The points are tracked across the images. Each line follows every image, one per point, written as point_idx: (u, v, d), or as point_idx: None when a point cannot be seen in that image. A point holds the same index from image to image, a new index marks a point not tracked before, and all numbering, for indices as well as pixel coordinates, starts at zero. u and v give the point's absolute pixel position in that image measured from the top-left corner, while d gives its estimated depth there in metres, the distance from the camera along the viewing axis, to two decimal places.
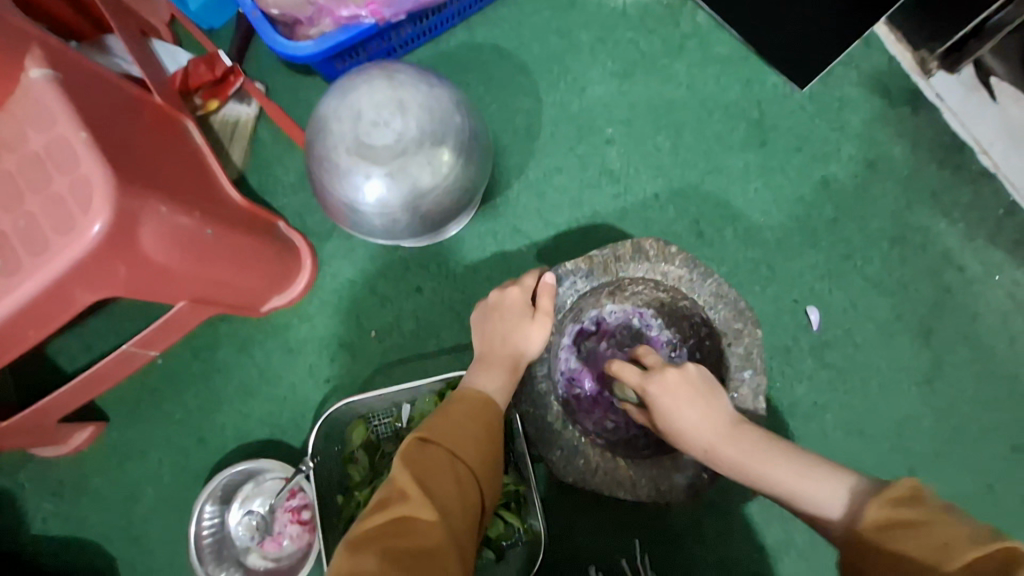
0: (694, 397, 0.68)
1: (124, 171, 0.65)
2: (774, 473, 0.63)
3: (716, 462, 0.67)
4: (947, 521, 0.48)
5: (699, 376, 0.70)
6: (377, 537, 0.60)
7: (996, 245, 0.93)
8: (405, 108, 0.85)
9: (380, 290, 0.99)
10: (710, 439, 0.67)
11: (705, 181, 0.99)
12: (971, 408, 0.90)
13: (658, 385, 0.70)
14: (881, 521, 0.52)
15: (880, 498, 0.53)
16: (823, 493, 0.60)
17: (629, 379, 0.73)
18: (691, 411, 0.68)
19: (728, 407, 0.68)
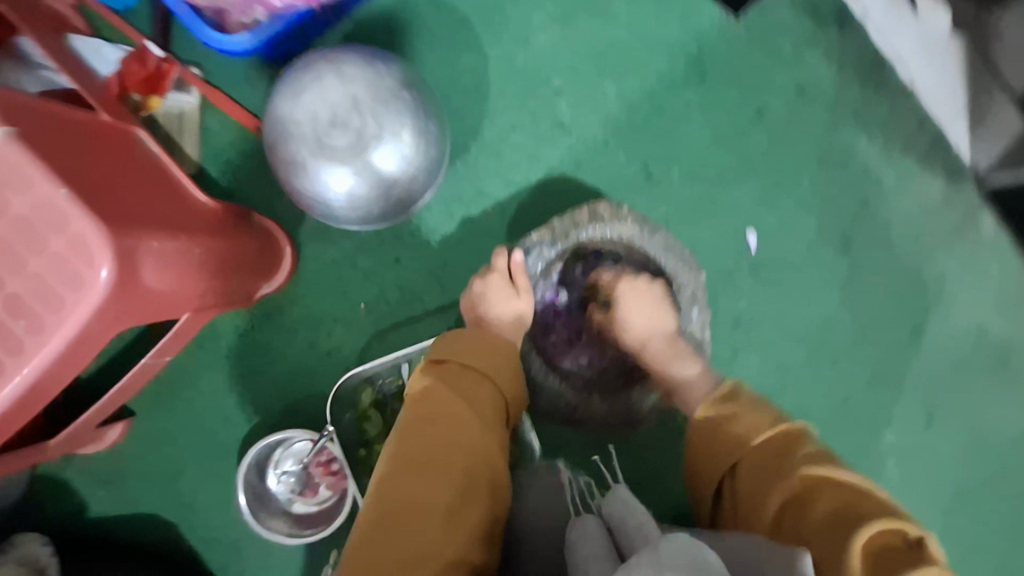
0: (655, 309, 0.86)
1: (110, 217, 0.71)
2: (674, 370, 0.84)
3: (644, 355, 0.87)
4: (750, 414, 0.74)
5: (664, 295, 0.87)
6: (416, 428, 0.67)
7: (908, 155, 1.12)
8: (359, 104, 0.86)
9: (361, 264, 1.10)
10: (645, 342, 0.86)
11: (651, 122, 1.11)
12: (866, 296, 1.12)
13: (628, 286, 0.87)
14: (718, 416, 0.75)
15: (709, 398, 0.79)
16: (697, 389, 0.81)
17: (604, 280, 0.90)
18: (646, 314, 0.86)
19: (675, 323, 0.86)
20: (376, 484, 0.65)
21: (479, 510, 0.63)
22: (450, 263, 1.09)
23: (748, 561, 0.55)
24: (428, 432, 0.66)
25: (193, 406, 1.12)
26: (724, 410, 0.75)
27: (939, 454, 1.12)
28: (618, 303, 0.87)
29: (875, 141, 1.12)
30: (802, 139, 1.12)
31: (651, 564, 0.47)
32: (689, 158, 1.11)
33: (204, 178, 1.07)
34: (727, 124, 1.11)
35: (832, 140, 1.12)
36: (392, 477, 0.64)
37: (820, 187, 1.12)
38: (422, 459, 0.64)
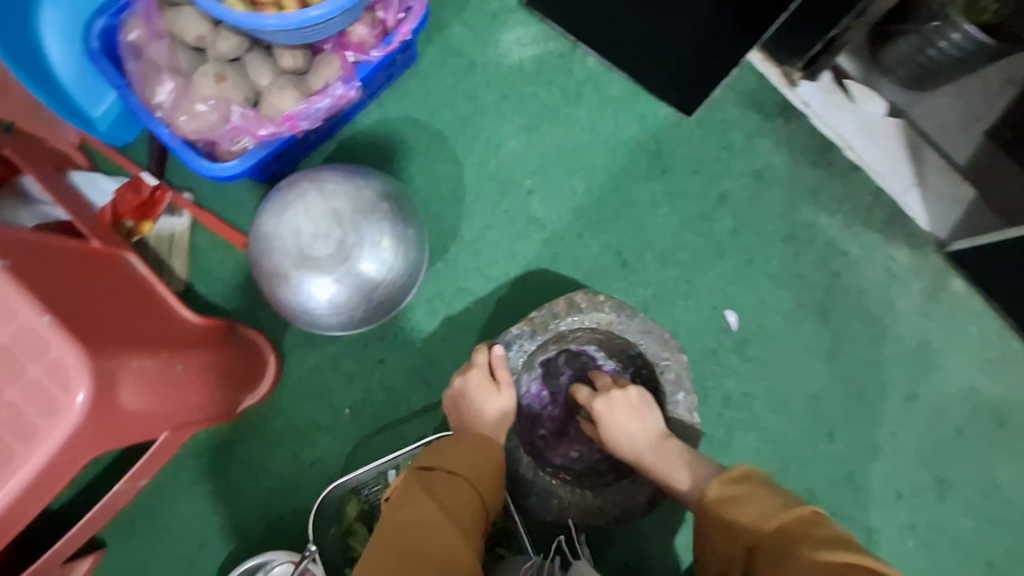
0: (637, 411, 0.85)
1: (93, 341, 0.72)
2: (673, 471, 0.80)
3: (641, 466, 0.83)
4: (761, 496, 0.69)
5: (641, 399, 0.85)
6: (389, 539, 0.65)
7: (868, 228, 1.17)
8: (339, 216, 0.91)
9: (346, 368, 1.09)
10: (636, 450, 0.83)
11: (621, 213, 1.17)
12: (853, 366, 1.12)
13: (604, 402, 0.86)
14: (722, 495, 0.72)
15: (721, 479, 0.74)
16: (684, 480, 0.78)
17: (581, 395, 0.90)
18: (630, 423, 0.84)
19: (660, 425, 0.84)
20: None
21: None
22: (435, 361, 1.09)
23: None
24: (401, 542, 0.64)
25: (170, 531, 1.06)
26: (732, 491, 0.71)
27: (959, 529, 1.06)
28: (602, 420, 0.86)
29: (835, 217, 1.18)
30: (766, 219, 1.18)
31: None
32: (660, 243, 1.16)
33: (192, 294, 1.10)
34: (693, 210, 1.17)
35: (793, 219, 1.18)
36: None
37: (790, 263, 1.16)
38: (390, 571, 0.60)
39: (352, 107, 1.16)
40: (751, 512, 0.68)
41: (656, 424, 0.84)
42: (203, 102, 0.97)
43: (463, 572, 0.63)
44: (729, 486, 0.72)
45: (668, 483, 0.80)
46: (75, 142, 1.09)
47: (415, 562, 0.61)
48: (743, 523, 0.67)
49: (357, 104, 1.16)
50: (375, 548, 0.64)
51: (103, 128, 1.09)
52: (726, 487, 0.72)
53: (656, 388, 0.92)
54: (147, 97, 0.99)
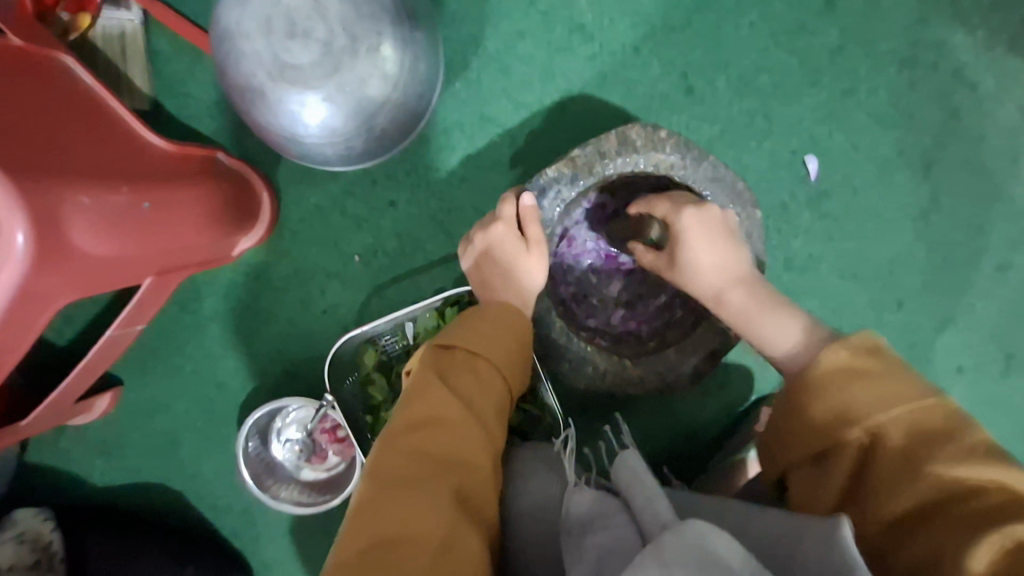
0: (722, 235, 0.69)
1: (21, 170, 0.59)
2: (766, 310, 0.67)
3: (721, 306, 0.70)
4: (889, 379, 0.54)
5: (730, 224, 0.70)
6: (399, 436, 0.56)
7: (1014, 51, 0.90)
8: (323, 7, 0.69)
9: (352, 211, 0.95)
10: (721, 282, 0.70)
11: (693, 21, 0.90)
12: (945, 229, 0.94)
13: (695, 213, 0.68)
14: (847, 368, 0.56)
15: (845, 344, 0.57)
16: (776, 328, 0.65)
17: (659, 209, 0.72)
18: (719, 252, 0.69)
19: (750, 261, 0.71)
20: (350, 509, 0.53)
21: (469, 544, 0.50)
22: (455, 207, 0.94)
23: (785, 543, 0.46)
24: (414, 441, 0.56)
25: (183, 372, 1.01)
26: (863, 364, 0.55)
27: (1016, 407, 0.98)
28: (681, 239, 0.69)
29: (975, 36, 0.90)
30: (881, 37, 0.91)
31: (654, 561, 0.41)
32: (739, 65, 0.91)
33: (159, 112, 0.90)
34: (788, 21, 0.90)
35: (918, 36, 0.90)
36: (369, 498, 0.52)
37: (900, 96, 0.92)
38: (401, 475, 0.53)
39: None
40: (874, 393, 0.54)
41: (747, 261, 0.71)
42: None
43: (480, 476, 0.56)
44: (857, 359, 0.56)
45: (758, 334, 0.66)
46: None
47: (422, 471, 0.54)
48: (863, 405, 0.53)
49: None
50: (382, 443, 0.56)
51: None
52: (850, 359, 0.56)
53: None
54: None
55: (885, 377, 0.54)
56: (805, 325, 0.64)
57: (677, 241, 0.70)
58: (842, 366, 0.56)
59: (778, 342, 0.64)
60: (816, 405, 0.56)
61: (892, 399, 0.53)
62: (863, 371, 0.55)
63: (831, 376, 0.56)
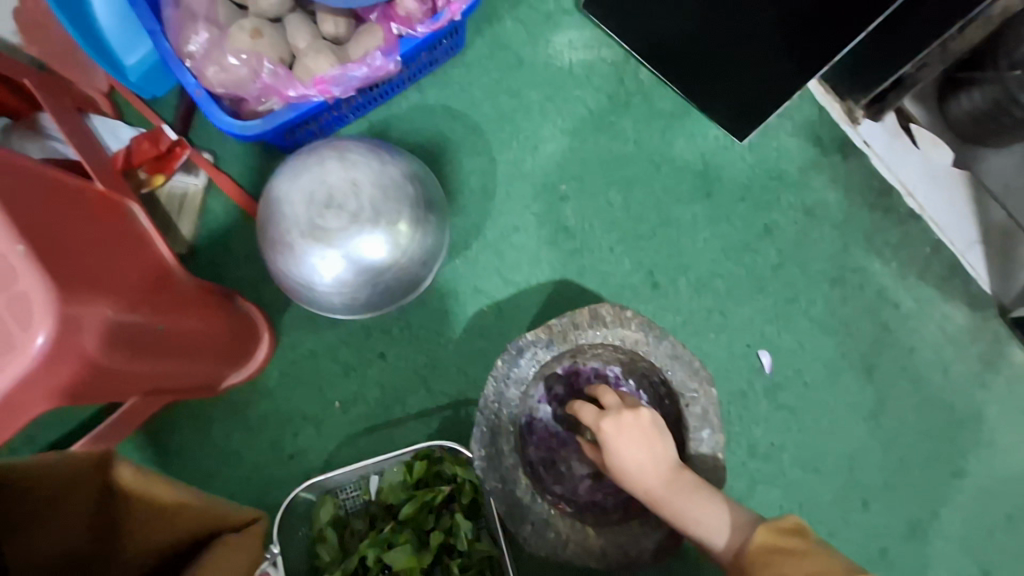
0: (646, 440, 0.76)
1: (67, 282, 0.66)
2: (692, 508, 0.73)
3: (651, 503, 0.74)
4: (815, 556, 0.65)
5: (654, 424, 0.77)
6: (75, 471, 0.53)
7: (925, 281, 1.07)
8: (356, 187, 0.85)
9: (343, 358, 1.02)
10: (652, 480, 0.74)
11: (657, 232, 1.09)
12: (896, 430, 1.01)
13: (613, 422, 0.77)
14: (775, 547, 0.67)
15: (773, 526, 0.69)
16: (712, 523, 0.72)
17: (586, 418, 0.81)
18: (642, 451, 0.75)
19: (674, 455, 0.76)
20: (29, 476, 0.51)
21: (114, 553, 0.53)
22: (440, 364, 1.02)
23: None
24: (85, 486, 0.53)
25: None
26: (788, 544, 0.67)
27: None
28: (608, 445, 0.77)
29: (890, 265, 1.07)
30: (814, 259, 1.08)
31: None
32: (696, 269, 1.07)
33: (195, 258, 1.05)
34: (736, 240, 1.08)
35: (844, 261, 1.08)
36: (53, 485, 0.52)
37: (836, 308, 1.06)
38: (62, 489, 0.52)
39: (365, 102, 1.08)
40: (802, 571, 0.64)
41: (673, 455, 0.76)
42: (236, 55, 0.88)
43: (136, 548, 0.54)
44: (781, 538, 0.68)
45: (691, 527, 0.72)
46: (104, 87, 1.04)
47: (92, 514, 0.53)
48: None
49: (370, 101, 1.09)
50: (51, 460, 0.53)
51: (134, 78, 1.03)
52: (777, 538, 0.68)
53: (679, 423, 0.83)
54: (179, 47, 0.90)
55: (811, 556, 0.65)
56: (732, 516, 0.72)
57: (606, 450, 0.78)
58: (764, 548, 0.67)
59: (713, 535, 0.72)
60: None
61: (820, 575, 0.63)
62: (789, 551, 0.66)
63: (759, 556, 0.67)
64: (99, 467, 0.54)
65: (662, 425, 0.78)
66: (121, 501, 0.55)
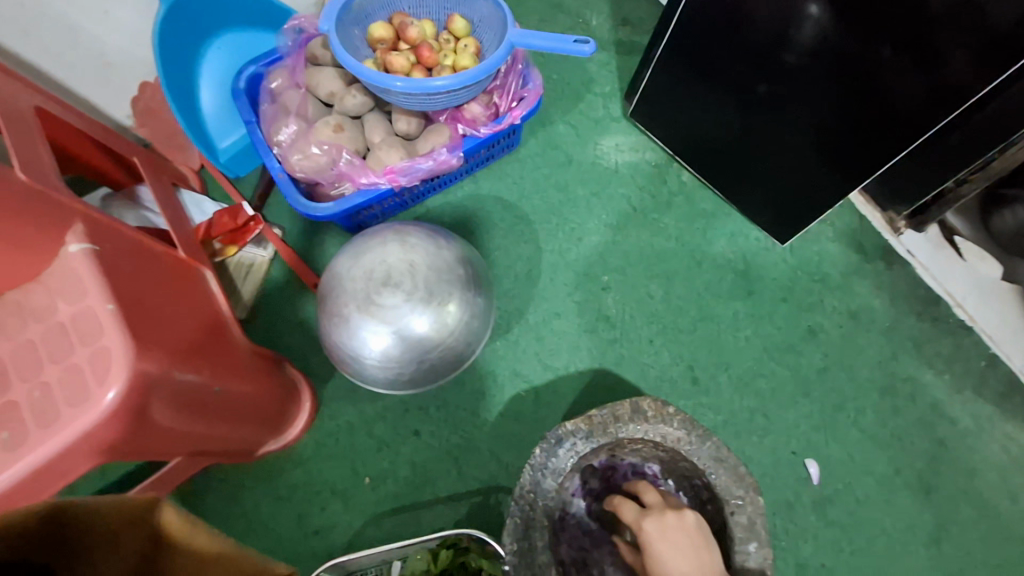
0: (690, 546, 0.72)
1: (144, 340, 0.71)
2: None
3: None
4: None
5: (699, 529, 0.73)
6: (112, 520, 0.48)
7: (983, 397, 1.02)
8: (412, 267, 0.90)
9: (379, 433, 1.03)
10: None
11: (698, 328, 1.09)
12: (961, 560, 0.93)
13: (655, 523, 0.76)
14: None
15: None
16: None
17: (627, 515, 0.80)
18: (688, 562, 0.71)
19: (720, 567, 0.70)
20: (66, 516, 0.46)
21: None
22: (474, 446, 1.01)
23: None
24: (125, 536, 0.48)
25: None
26: None
27: None
28: (649, 547, 0.74)
29: (943, 378, 1.04)
30: (861, 366, 1.05)
31: None
32: (737, 368, 1.06)
33: (252, 323, 1.10)
34: (779, 340, 1.08)
35: (893, 370, 1.05)
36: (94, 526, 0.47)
37: (887, 418, 1.02)
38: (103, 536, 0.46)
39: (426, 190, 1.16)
40: None
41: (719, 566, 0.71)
42: (317, 145, 0.97)
43: None
44: None
45: None
46: (195, 164, 1.16)
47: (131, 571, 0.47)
48: None
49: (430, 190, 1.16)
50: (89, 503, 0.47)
51: (223, 159, 1.15)
52: None
53: (723, 531, 0.79)
54: (270, 135, 1.01)
55: None
56: None
57: (647, 554, 0.74)
58: None
59: None
60: None
61: None
62: None
63: None
64: (145, 515, 0.49)
65: (708, 533, 0.74)
66: (169, 556, 0.50)
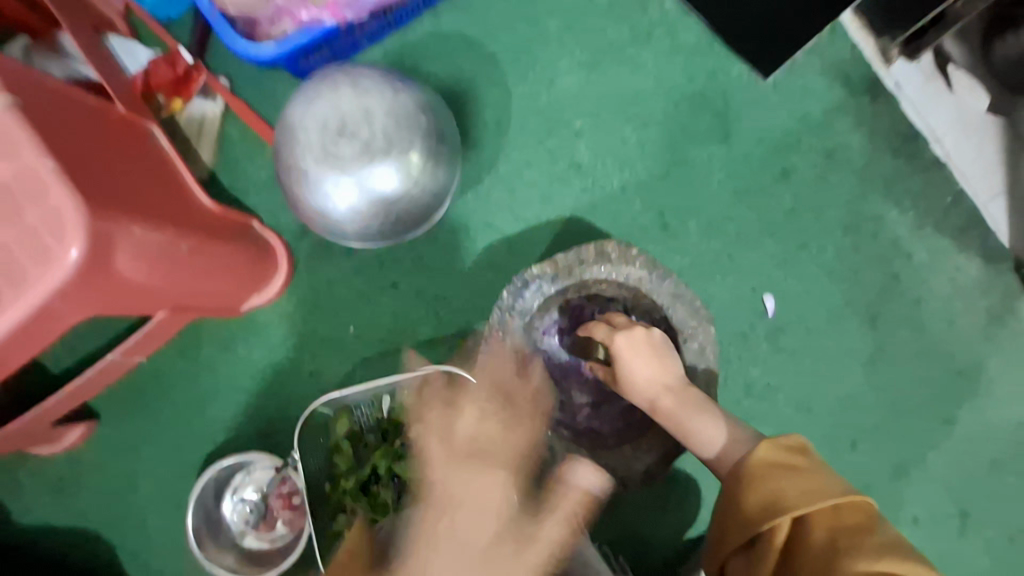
0: (653, 353, 0.81)
1: (96, 198, 0.69)
2: (693, 421, 0.77)
3: (655, 414, 0.79)
4: (811, 477, 0.67)
5: (663, 340, 0.81)
6: None
7: (942, 232, 1.05)
8: (369, 116, 0.86)
9: (357, 286, 1.06)
10: (656, 394, 0.79)
11: (671, 173, 1.08)
12: (893, 377, 1.03)
13: (623, 337, 0.82)
14: (775, 462, 0.69)
15: (775, 442, 0.71)
16: (717, 438, 0.76)
17: (599, 334, 0.86)
18: (648, 366, 0.80)
19: (680, 369, 0.80)
20: None
21: None
22: (449, 295, 1.05)
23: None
24: None
25: (162, 417, 1.06)
26: (788, 460, 0.69)
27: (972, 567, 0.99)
28: (616, 357, 0.82)
29: (908, 215, 1.05)
30: (829, 206, 1.06)
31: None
32: (707, 212, 1.07)
33: (214, 182, 1.06)
34: (750, 182, 1.07)
35: (860, 208, 1.06)
36: None
37: (846, 255, 1.05)
38: None
39: (380, 28, 1.07)
40: (796, 485, 0.66)
41: (678, 369, 0.81)
42: None
43: None
44: (781, 453, 0.70)
45: (694, 439, 0.77)
46: (120, 8, 1.03)
47: None
48: (785, 494, 0.65)
49: (384, 27, 1.07)
50: None
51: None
52: (774, 453, 0.70)
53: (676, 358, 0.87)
54: None
55: (809, 474, 0.67)
56: (731, 430, 0.76)
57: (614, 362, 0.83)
58: (764, 460, 0.69)
59: (713, 448, 0.76)
60: (752, 489, 0.67)
61: (813, 490, 0.65)
62: (786, 465, 0.69)
63: (755, 465, 0.69)
64: None
65: (669, 343, 0.82)
66: None
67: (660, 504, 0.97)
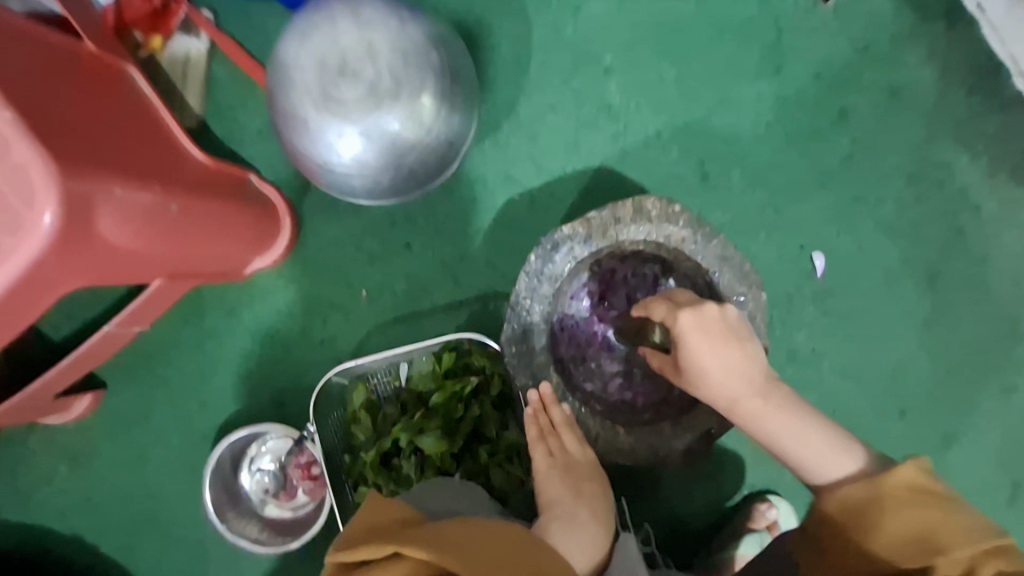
0: (730, 338, 0.64)
1: (67, 153, 0.61)
2: (785, 428, 0.63)
3: (731, 413, 0.65)
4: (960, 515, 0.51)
5: (740, 321, 0.65)
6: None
7: (1017, 180, 0.94)
8: (374, 52, 0.75)
9: (367, 247, 0.98)
10: (736, 394, 0.64)
11: (713, 115, 0.96)
12: (949, 341, 0.95)
13: (694, 316, 0.64)
14: (919, 489, 0.53)
15: (916, 463, 0.54)
16: (826, 457, 0.61)
17: (658, 314, 0.67)
18: (725, 355, 0.63)
19: (765, 361, 0.65)
20: None
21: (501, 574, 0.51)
22: (467, 255, 0.97)
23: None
24: None
25: (169, 385, 1.01)
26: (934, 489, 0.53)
27: None
28: (686, 347, 0.64)
29: (979, 161, 0.94)
30: (891, 151, 0.95)
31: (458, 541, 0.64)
32: (753, 160, 0.96)
33: (205, 133, 0.96)
34: (803, 125, 0.95)
35: (926, 154, 0.94)
36: None
37: (907, 208, 0.95)
38: None
39: None
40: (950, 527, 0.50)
41: (761, 360, 0.65)
42: None
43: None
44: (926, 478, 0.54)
45: (792, 455, 0.63)
46: None
47: None
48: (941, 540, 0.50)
49: None
50: None
51: None
52: (919, 480, 0.53)
53: None
54: None
55: (958, 509, 0.52)
56: (838, 446, 0.61)
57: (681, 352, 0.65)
58: (908, 487, 0.53)
59: (815, 466, 0.61)
60: (886, 525, 0.52)
61: (973, 532, 0.50)
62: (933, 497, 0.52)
63: (895, 490, 0.53)
64: None
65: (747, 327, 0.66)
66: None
67: (696, 475, 0.92)
